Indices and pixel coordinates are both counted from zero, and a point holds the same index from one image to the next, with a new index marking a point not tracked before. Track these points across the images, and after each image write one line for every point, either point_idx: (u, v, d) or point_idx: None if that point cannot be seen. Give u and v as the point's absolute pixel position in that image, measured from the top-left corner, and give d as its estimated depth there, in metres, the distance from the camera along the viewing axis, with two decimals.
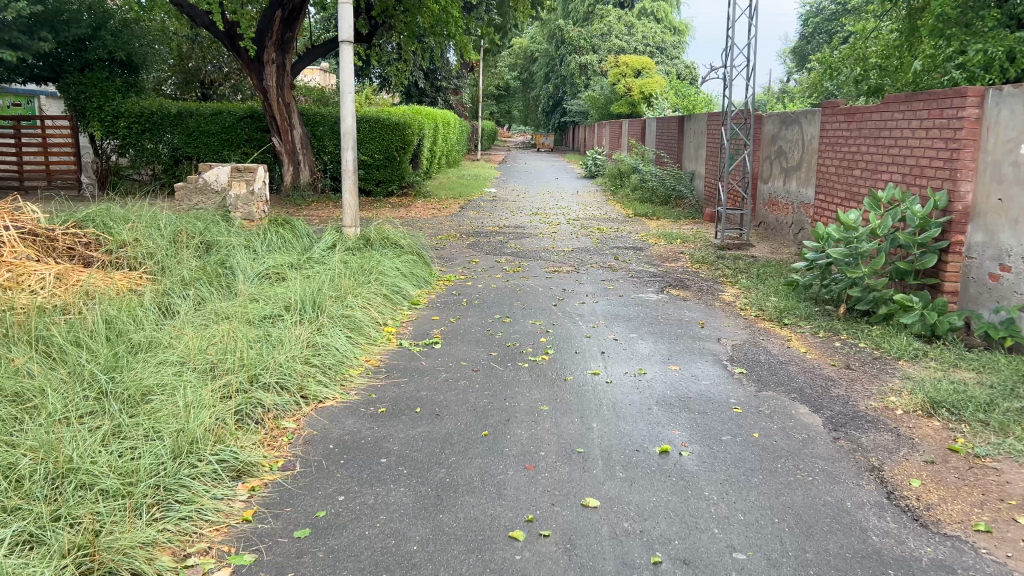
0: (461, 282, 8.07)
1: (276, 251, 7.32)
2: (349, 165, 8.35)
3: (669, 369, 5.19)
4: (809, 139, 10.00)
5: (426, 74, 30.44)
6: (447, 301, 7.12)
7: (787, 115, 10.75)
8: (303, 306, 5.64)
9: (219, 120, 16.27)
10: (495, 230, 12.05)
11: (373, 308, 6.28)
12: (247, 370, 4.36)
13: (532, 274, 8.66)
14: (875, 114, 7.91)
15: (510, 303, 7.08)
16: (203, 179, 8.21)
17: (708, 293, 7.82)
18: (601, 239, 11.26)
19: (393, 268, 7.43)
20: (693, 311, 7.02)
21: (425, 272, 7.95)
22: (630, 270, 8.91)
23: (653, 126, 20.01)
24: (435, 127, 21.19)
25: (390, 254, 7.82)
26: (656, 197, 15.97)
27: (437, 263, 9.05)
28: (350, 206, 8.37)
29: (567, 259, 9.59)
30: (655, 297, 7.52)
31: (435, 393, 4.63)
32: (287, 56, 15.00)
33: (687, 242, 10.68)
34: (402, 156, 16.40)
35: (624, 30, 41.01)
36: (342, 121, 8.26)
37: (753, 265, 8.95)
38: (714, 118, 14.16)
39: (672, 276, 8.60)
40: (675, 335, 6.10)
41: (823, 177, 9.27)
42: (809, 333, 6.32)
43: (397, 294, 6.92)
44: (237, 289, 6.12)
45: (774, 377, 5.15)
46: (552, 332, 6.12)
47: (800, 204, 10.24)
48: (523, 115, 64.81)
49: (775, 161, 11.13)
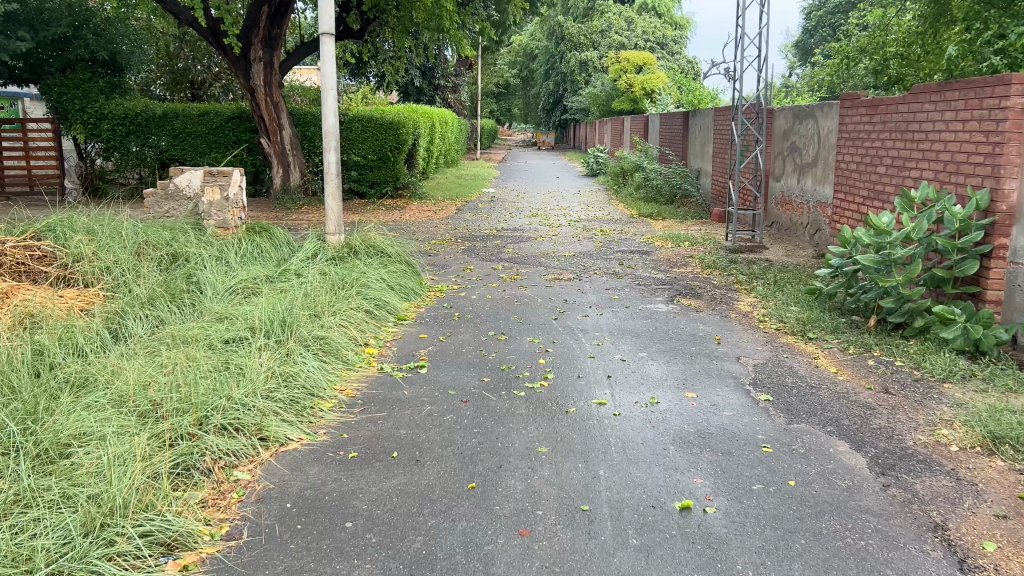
0: (453, 293, 7.44)
1: (252, 263, 6.72)
2: (332, 167, 7.74)
3: (685, 397, 4.56)
4: (826, 134, 9.37)
5: (423, 72, 29.80)
6: (438, 316, 6.50)
7: (801, 109, 10.11)
8: (271, 327, 5.03)
9: (206, 120, 15.66)
10: (493, 234, 11.41)
11: (353, 327, 5.67)
12: (196, 409, 3.75)
13: (531, 282, 8.04)
14: (901, 106, 7.28)
15: (506, 317, 6.47)
16: (174, 184, 7.58)
17: (722, 302, 7.20)
18: (605, 242, 10.65)
19: (378, 279, 6.80)
20: (707, 324, 6.39)
21: (415, 282, 7.32)
22: (636, 276, 8.29)
23: (656, 122, 19.40)
24: (431, 126, 20.58)
25: (376, 263, 7.20)
26: (661, 196, 15.34)
27: (428, 271, 8.43)
28: (334, 211, 7.76)
29: (568, 265, 8.97)
30: (664, 308, 6.91)
31: (417, 432, 4.01)
32: (275, 54, 14.37)
33: (696, 245, 10.06)
34: (396, 156, 15.80)
35: (624, 26, 40.33)
36: (323, 120, 7.66)
37: (769, 270, 8.32)
38: (721, 113, 13.53)
39: (681, 283, 7.98)
40: (689, 354, 5.48)
41: (843, 175, 8.64)
42: (838, 350, 5.69)
43: (381, 309, 6.30)
44: (203, 308, 5.51)
45: (806, 405, 4.53)
46: (552, 351, 5.49)
47: (817, 203, 9.62)
48: (523, 114, 64.15)
49: (789, 158, 10.50)
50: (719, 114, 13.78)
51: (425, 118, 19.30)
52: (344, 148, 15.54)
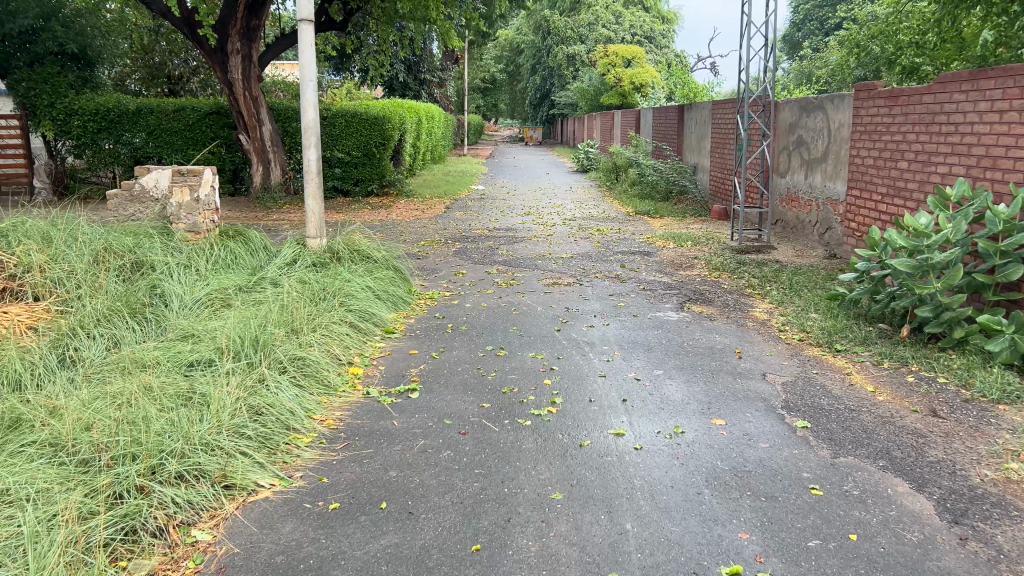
0: (446, 301, 6.88)
1: (225, 271, 6.13)
2: (311, 165, 7.13)
3: (713, 426, 4.02)
4: (837, 128, 8.86)
5: (408, 66, 29.18)
6: (430, 329, 5.92)
7: (809, 102, 9.61)
8: (242, 347, 4.43)
9: (182, 116, 14.97)
10: (484, 235, 10.84)
11: (335, 345, 5.09)
12: (147, 453, 3.16)
13: (528, 288, 7.49)
14: (926, 96, 6.77)
15: (505, 329, 5.90)
16: (140, 184, 6.98)
17: (736, 309, 6.67)
18: (603, 242, 10.13)
19: (363, 287, 6.22)
20: (723, 334, 5.86)
21: (403, 290, 6.74)
22: (640, 281, 7.75)
23: (649, 116, 18.90)
24: (418, 121, 19.99)
25: (360, 268, 6.62)
26: (657, 193, 14.83)
27: (417, 276, 7.86)
28: (314, 212, 7.12)
29: (566, 268, 8.43)
30: (674, 316, 6.37)
31: (409, 474, 3.44)
32: (253, 46, 13.71)
33: (700, 245, 9.56)
34: (382, 153, 15.18)
35: (611, 19, 39.81)
36: (301, 114, 7.05)
37: (782, 273, 7.82)
38: (720, 107, 13.03)
39: (689, 287, 7.45)
40: (709, 372, 4.93)
41: (857, 170, 8.14)
42: (871, 364, 5.17)
43: (367, 321, 5.72)
44: (167, 325, 4.92)
45: (851, 433, 4.00)
46: (558, 369, 4.94)
47: (827, 201, 9.12)
48: (509, 109, 63.54)
49: (796, 152, 9.99)
50: (717, 108, 13.28)
51: (411, 112, 18.70)
52: (328, 145, 14.90)
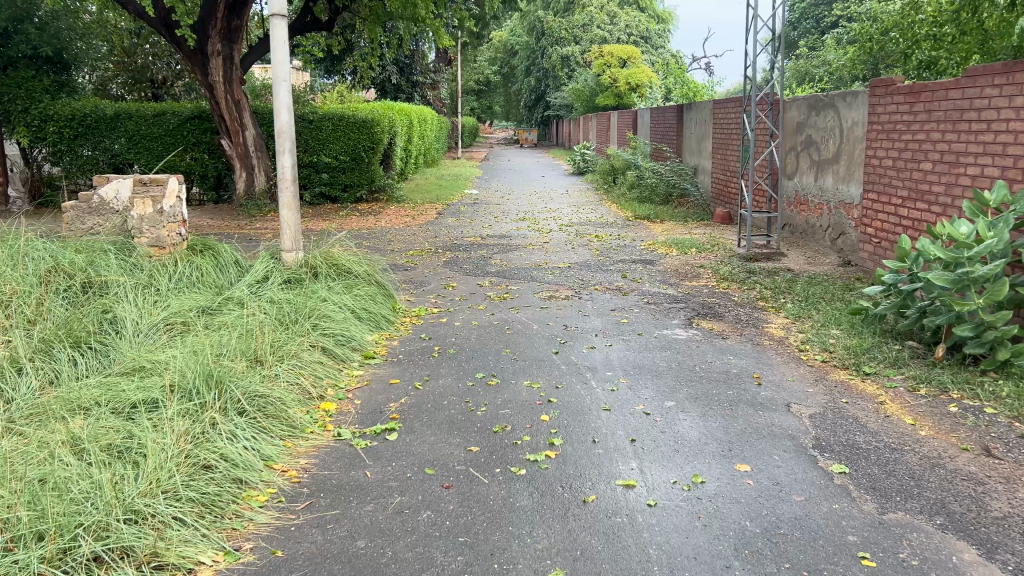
0: (433, 319, 6.32)
1: (188, 291, 5.57)
2: (286, 172, 6.53)
3: (737, 474, 3.47)
4: (851, 127, 8.33)
5: (400, 68, 28.65)
6: (415, 353, 5.36)
7: (818, 100, 9.07)
8: (193, 384, 3.87)
9: (162, 122, 14.35)
10: (476, 243, 10.27)
11: (304, 378, 4.51)
12: (56, 531, 2.66)
13: (523, 302, 6.94)
14: (953, 92, 6.24)
15: (497, 352, 5.34)
16: (99, 196, 6.38)
17: (749, 324, 6.12)
18: (602, 250, 9.58)
19: (342, 307, 5.66)
20: (738, 355, 5.31)
21: (386, 308, 6.18)
22: (643, 293, 7.20)
23: (646, 117, 18.38)
24: (409, 124, 19.43)
25: (338, 284, 6.05)
26: (656, 196, 14.30)
27: (403, 290, 7.30)
28: (291, 223, 6.52)
29: (563, 279, 7.88)
30: (682, 335, 5.81)
31: (379, 544, 2.89)
32: (235, 47, 13.15)
33: (705, 253, 9.02)
34: (371, 157, 14.62)
35: (606, 20, 39.32)
36: (274, 117, 6.46)
37: (796, 283, 7.27)
38: (722, 107, 12.50)
39: (696, 300, 6.91)
40: (726, 403, 4.38)
41: (874, 171, 7.60)
42: (906, 391, 4.62)
43: (343, 346, 5.16)
44: (115, 357, 4.37)
45: (897, 480, 3.45)
46: (557, 401, 4.38)
47: (841, 204, 8.59)
48: (504, 111, 63.00)
49: (805, 154, 9.46)
50: (718, 108, 12.76)
51: (401, 115, 18.14)
52: (314, 150, 14.33)
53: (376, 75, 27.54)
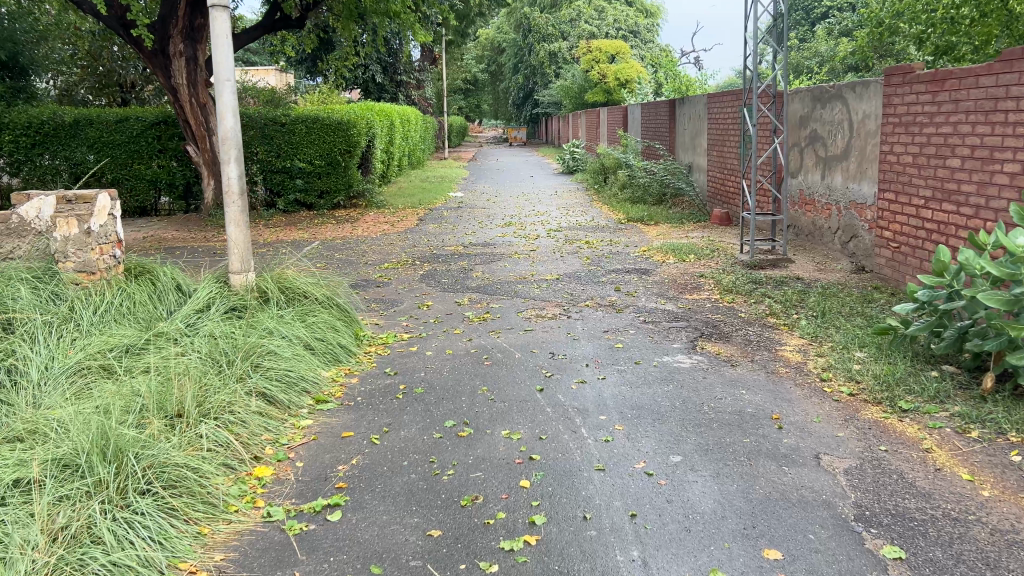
0: (401, 347, 5.56)
1: (114, 326, 4.82)
2: (233, 185, 5.75)
3: (766, 566, 2.74)
4: (860, 120, 7.63)
5: (384, 68, 27.84)
6: (376, 393, 4.60)
7: (823, 91, 8.37)
8: (85, 458, 3.10)
9: (125, 127, 13.50)
10: (458, 252, 9.51)
11: (236, 437, 3.75)
12: None
13: (506, 322, 6.19)
14: (984, 79, 5.52)
15: (472, 390, 4.59)
16: (19, 216, 5.59)
17: (760, 347, 5.39)
18: (593, 258, 8.85)
19: (293, 340, 4.90)
20: (752, 389, 4.58)
21: (348, 335, 5.43)
22: (639, 310, 6.47)
23: (637, 113, 17.66)
24: (390, 125, 18.64)
25: (290, 312, 5.29)
26: (649, 196, 13.60)
27: (371, 312, 6.55)
28: (240, 241, 5.76)
29: (550, 293, 7.14)
30: (686, 362, 5.06)
31: None
32: (199, 48, 12.38)
33: (704, 260, 8.30)
34: (348, 161, 13.81)
35: (594, 15, 38.56)
36: (217, 122, 5.69)
37: (808, 296, 6.55)
38: (717, 100, 11.78)
39: (699, 318, 6.18)
40: (742, 455, 3.64)
41: (890, 168, 6.88)
42: (954, 434, 3.90)
43: (290, 389, 4.41)
44: (3, 420, 3.59)
45: (970, 570, 2.71)
46: (539, 458, 3.64)
47: (853, 205, 7.87)
48: (492, 109, 62.11)
49: (811, 150, 8.73)
50: (713, 102, 12.04)
51: (382, 115, 17.37)
52: (288, 154, 13.56)
53: (358, 74, 26.72)
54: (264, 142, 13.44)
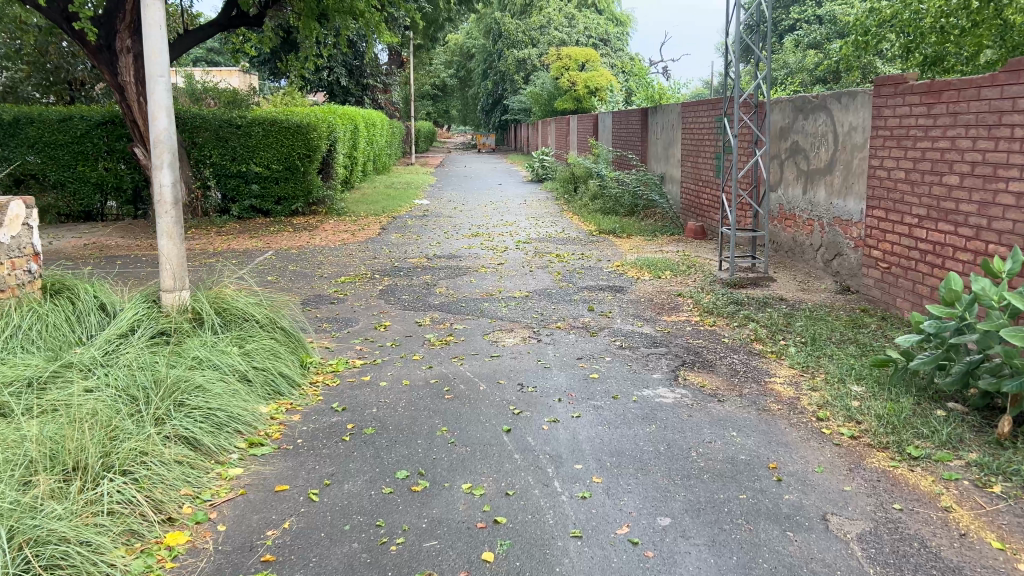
0: (353, 376, 4.99)
1: (18, 354, 4.20)
2: (165, 193, 5.14)
3: None
4: (846, 132, 7.26)
5: (349, 71, 27.16)
6: (319, 435, 4.02)
7: (806, 101, 8.00)
8: None
9: (69, 127, 12.69)
10: (421, 265, 8.95)
11: (147, 495, 3.16)
12: None
13: (470, 346, 5.66)
14: (986, 90, 5.14)
15: (430, 430, 4.04)
16: None
17: (748, 379, 4.92)
18: (563, 273, 8.36)
19: (226, 373, 4.31)
20: (743, 431, 4.09)
21: (293, 364, 4.86)
22: (614, 333, 5.97)
23: (608, 121, 17.24)
24: (354, 129, 17.99)
25: (225, 338, 4.69)
26: (621, 207, 13.19)
27: (322, 333, 5.97)
28: (174, 256, 5.16)
29: (519, 313, 6.63)
30: (668, 396, 4.56)
31: None
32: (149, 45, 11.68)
33: (681, 277, 7.85)
34: (307, 166, 13.22)
35: (564, 22, 38.16)
36: (149, 122, 5.08)
37: (794, 319, 6.12)
38: (692, 109, 11.38)
39: (679, 343, 5.71)
40: (740, 517, 3.15)
41: (880, 183, 6.49)
42: (973, 488, 3.44)
43: (218, 432, 3.82)
44: None
45: None
46: (506, 521, 3.11)
47: (837, 221, 7.48)
48: (461, 116, 61.58)
49: (792, 162, 8.35)
50: (688, 111, 11.63)
51: (344, 119, 16.72)
52: (243, 158, 12.88)
53: (323, 76, 26.02)
54: (218, 145, 12.77)
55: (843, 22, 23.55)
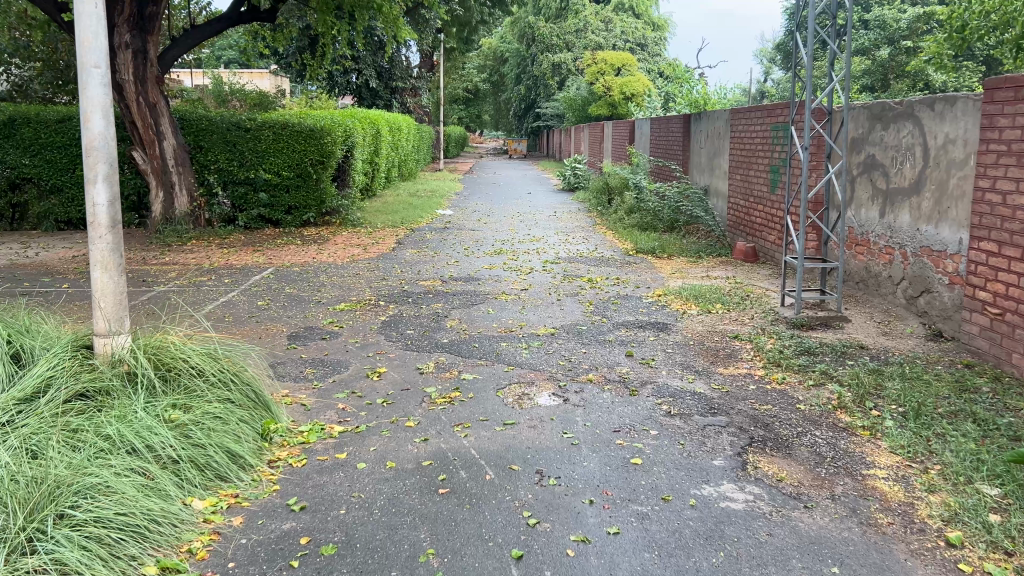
0: (326, 453, 3.89)
1: None
2: (100, 215, 4.09)
3: None
4: (939, 145, 6.05)
5: (378, 73, 26.18)
6: (259, 558, 2.92)
7: (887, 108, 6.80)
8: None
9: (67, 128, 11.88)
10: (434, 290, 7.86)
11: None
12: None
13: (481, 407, 4.52)
14: None
15: (413, 556, 2.92)
16: None
17: (839, 471, 3.75)
18: (597, 304, 7.22)
19: (147, 461, 3.26)
20: (850, 568, 2.90)
21: (246, 436, 3.78)
22: (659, 392, 4.80)
23: (646, 127, 16.07)
24: (375, 133, 16.99)
25: (159, 406, 3.63)
26: (660, 222, 12.00)
27: (302, 386, 4.89)
28: (110, 291, 4.13)
29: (542, 358, 5.50)
30: (736, 500, 3.41)
31: None
32: (149, 40, 10.88)
33: (737, 314, 6.65)
34: (320, 172, 12.20)
35: (601, 26, 37.03)
36: (80, 124, 4.05)
37: (884, 378, 4.90)
38: (742, 116, 10.19)
39: (743, 409, 4.53)
40: None
41: (991, 209, 5.26)
42: None
43: (115, 555, 2.74)
44: None
45: None
46: None
47: (927, 251, 6.25)
48: (493, 120, 60.55)
49: (868, 179, 7.13)
50: (737, 118, 10.44)
51: (365, 122, 15.74)
52: (252, 164, 11.97)
53: (349, 79, 25.14)
54: (226, 149, 11.92)
55: (894, 26, 22.07)
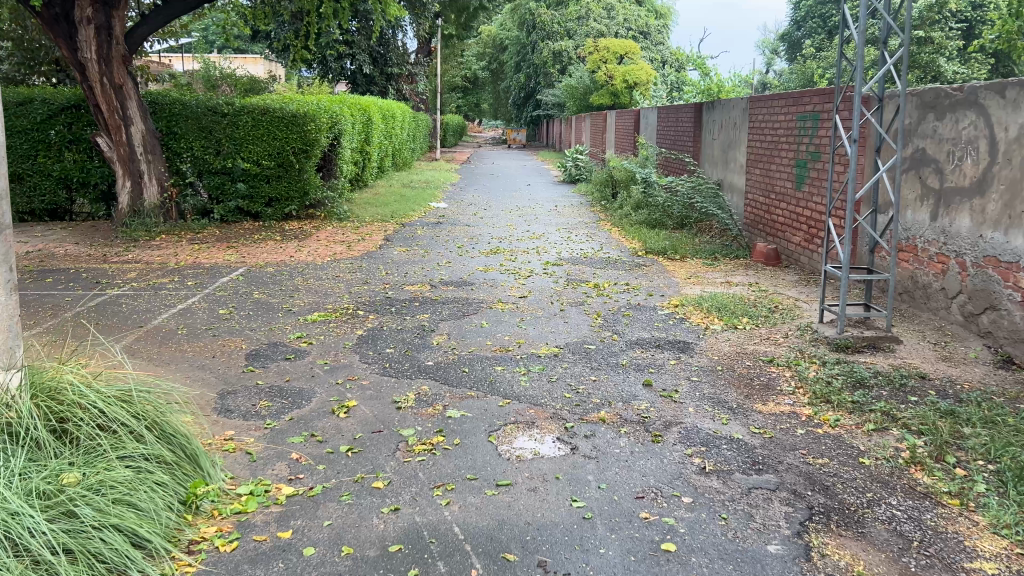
0: (264, 530, 2.99)
1: None
2: None
3: None
4: (1011, 138, 5.15)
5: (374, 59, 25.24)
6: None
7: (943, 95, 5.89)
8: None
9: (27, 111, 10.88)
10: (421, 297, 6.97)
11: None
12: None
13: (469, 459, 3.63)
14: None
15: None
16: None
17: (933, 561, 2.87)
18: (605, 316, 6.34)
19: (3, 563, 2.38)
20: None
21: (160, 510, 2.89)
22: (687, 438, 3.91)
23: (652, 117, 15.15)
24: (367, 120, 16.07)
25: (40, 478, 2.75)
26: (671, 219, 11.10)
27: (253, 427, 4.00)
28: None
29: (544, 389, 4.60)
30: None
31: None
32: (114, 15, 9.93)
33: (768, 331, 5.76)
34: (304, 162, 11.29)
35: (602, 14, 35.41)
36: None
37: (960, 421, 4.01)
38: (762, 104, 9.28)
39: (794, 464, 3.64)
40: None
41: None
42: None
43: None
44: None
45: None
46: None
47: (992, 261, 5.36)
48: (492, 109, 59.66)
49: (917, 175, 6.23)
50: (756, 107, 9.54)
51: (355, 109, 14.81)
52: (229, 152, 11.05)
53: (343, 64, 24.26)
54: (201, 136, 10.98)
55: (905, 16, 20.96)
